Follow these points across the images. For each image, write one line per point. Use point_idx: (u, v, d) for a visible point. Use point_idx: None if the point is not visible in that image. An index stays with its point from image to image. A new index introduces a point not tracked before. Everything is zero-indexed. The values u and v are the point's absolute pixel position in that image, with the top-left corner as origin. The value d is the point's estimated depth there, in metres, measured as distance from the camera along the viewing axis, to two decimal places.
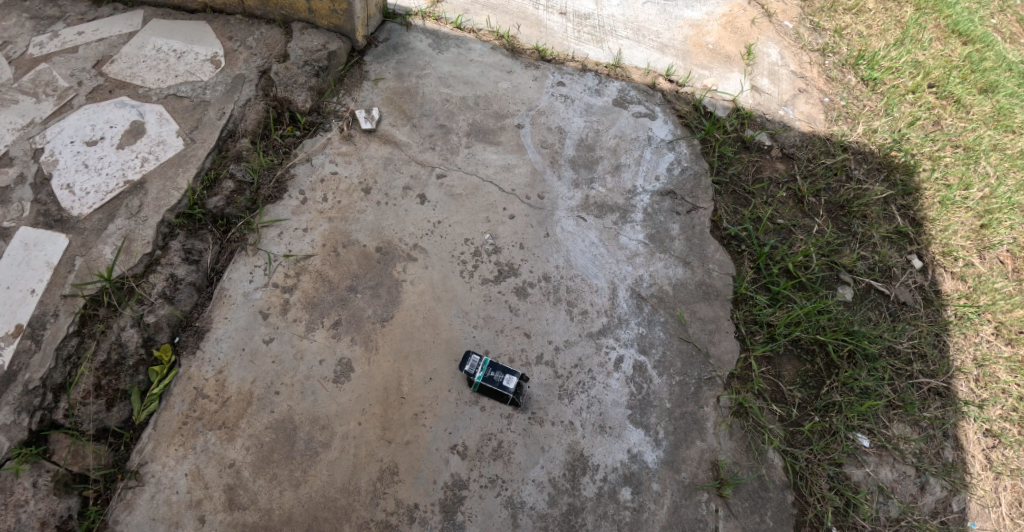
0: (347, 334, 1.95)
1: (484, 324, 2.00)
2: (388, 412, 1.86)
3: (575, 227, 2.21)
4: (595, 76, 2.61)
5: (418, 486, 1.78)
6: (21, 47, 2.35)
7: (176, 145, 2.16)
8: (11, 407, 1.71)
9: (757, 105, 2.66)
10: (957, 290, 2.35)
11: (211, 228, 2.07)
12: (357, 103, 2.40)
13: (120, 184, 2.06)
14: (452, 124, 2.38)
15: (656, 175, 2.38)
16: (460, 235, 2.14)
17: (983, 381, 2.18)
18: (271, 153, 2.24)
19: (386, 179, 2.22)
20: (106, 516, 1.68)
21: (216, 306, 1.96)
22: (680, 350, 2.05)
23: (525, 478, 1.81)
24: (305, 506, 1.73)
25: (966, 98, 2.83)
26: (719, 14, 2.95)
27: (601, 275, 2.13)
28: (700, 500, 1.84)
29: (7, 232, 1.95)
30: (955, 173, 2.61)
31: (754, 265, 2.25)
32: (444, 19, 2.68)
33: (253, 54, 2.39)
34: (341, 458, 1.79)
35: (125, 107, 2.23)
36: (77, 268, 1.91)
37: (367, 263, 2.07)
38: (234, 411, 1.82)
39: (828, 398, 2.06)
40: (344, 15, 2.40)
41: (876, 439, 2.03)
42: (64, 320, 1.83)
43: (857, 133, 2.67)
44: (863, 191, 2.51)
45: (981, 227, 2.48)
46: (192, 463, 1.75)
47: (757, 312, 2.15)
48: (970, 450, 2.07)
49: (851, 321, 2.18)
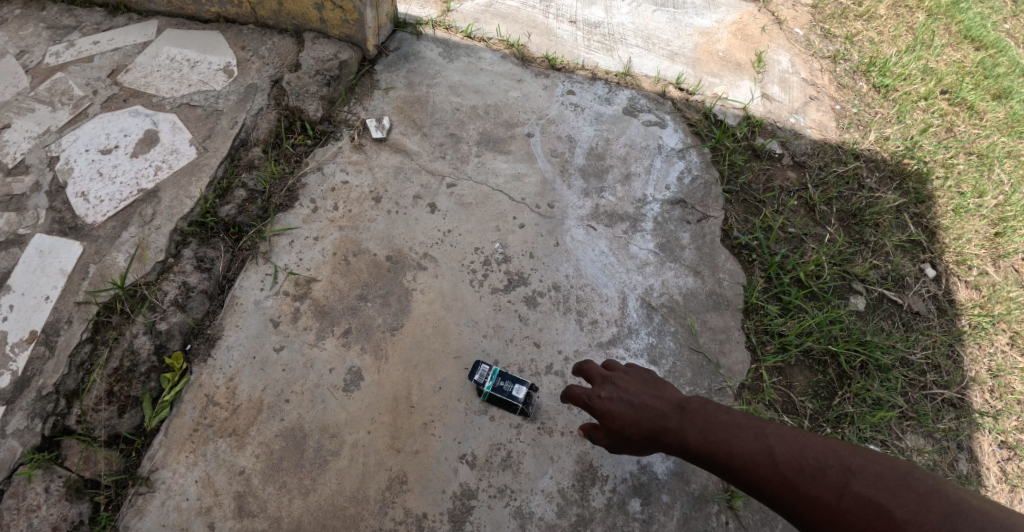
0: (357, 343, 1.96)
1: (493, 334, 2.00)
2: (397, 422, 1.86)
3: (584, 236, 2.21)
4: (605, 84, 2.60)
5: (426, 495, 1.78)
6: (38, 56, 2.39)
7: (188, 154, 2.18)
8: (25, 412, 1.73)
9: (767, 113, 2.65)
10: (971, 299, 2.33)
11: (222, 236, 2.08)
12: (368, 113, 2.40)
13: (133, 192, 2.08)
14: (461, 132, 2.39)
15: (666, 184, 2.37)
16: (470, 244, 2.15)
17: (998, 392, 2.16)
18: (282, 161, 2.24)
19: (397, 188, 2.23)
20: (116, 522, 1.69)
21: (228, 314, 1.96)
22: (690, 360, 2.04)
23: (534, 488, 1.81)
24: (314, 515, 1.74)
25: (980, 104, 2.80)
26: (730, 21, 2.94)
27: (611, 284, 2.13)
28: (710, 512, 1.83)
29: (23, 239, 1.98)
30: (969, 180, 2.58)
31: (764, 275, 2.24)
32: (455, 28, 2.68)
33: (265, 64, 2.41)
34: (350, 467, 1.80)
35: (139, 116, 2.25)
36: (91, 276, 1.93)
37: (377, 271, 2.07)
38: (245, 418, 1.83)
39: (840, 410, 2.04)
40: (355, 25, 2.41)
41: (889, 451, 2.01)
42: (77, 327, 1.85)
43: (869, 140, 2.64)
44: (875, 199, 2.48)
45: (995, 236, 2.46)
46: (202, 470, 1.76)
47: (768, 322, 2.14)
48: (985, 463, 2.04)
49: (863, 332, 2.17)
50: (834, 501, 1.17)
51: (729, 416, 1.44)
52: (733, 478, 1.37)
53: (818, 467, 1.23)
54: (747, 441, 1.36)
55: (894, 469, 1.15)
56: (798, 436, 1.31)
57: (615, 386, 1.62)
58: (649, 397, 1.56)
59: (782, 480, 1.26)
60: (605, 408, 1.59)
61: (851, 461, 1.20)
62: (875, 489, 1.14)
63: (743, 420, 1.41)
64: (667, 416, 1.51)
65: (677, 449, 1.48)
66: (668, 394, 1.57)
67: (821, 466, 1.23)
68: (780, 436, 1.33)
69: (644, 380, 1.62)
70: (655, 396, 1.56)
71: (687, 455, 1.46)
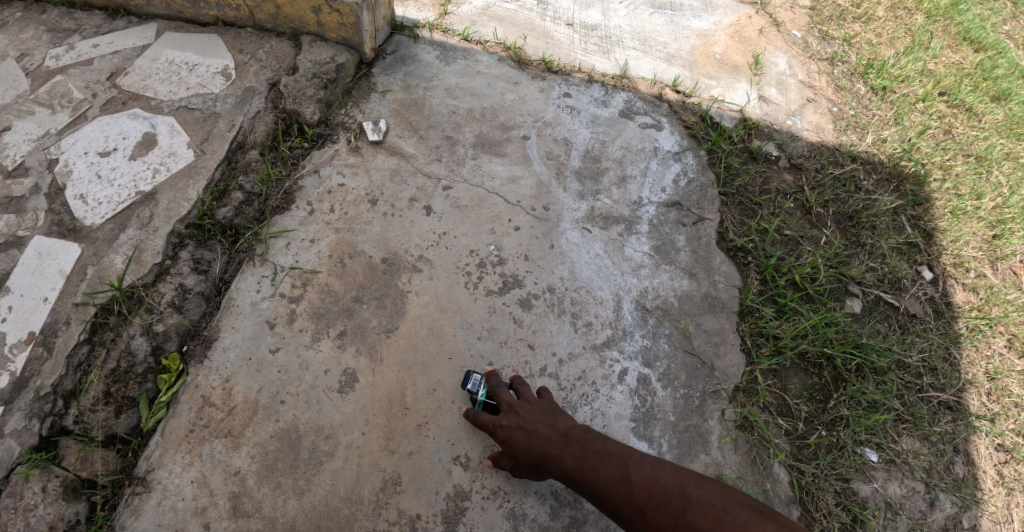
0: (352, 344, 1.97)
1: (488, 336, 2.01)
2: (391, 423, 1.87)
3: (580, 239, 2.21)
4: (601, 87, 2.61)
5: (420, 497, 1.79)
6: (38, 59, 2.41)
7: (186, 156, 2.19)
8: (22, 413, 1.75)
9: (764, 115, 2.65)
10: (968, 302, 2.32)
11: (219, 238, 2.09)
12: (365, 115, 2.42)
13: (131, 194, 2.10)
14: (458, 135, 2.39)
15: (662, 187, 2.37)
16: (465, 246, 2.15)
17: (995, 395, 2.15)
18: (279, 164, 2.25)
19: (393, 191, 2.24)
20: (112, 522, 1.71)
21: (224, 316, 1.98)
22: (685, 363, 2.04)
23: (527, 490, 1.82)
24: (309, 515, 1.75)
25: (979, 106, 2.80)
26: (727, 23, 2.94)
27: (606, 287, 2.13)
28: None
29: (22, 241, 1.99)
30: (967, 183, 2.58)
31: (760, 277, 2.24)
32: (452, 31, 2.69)
33: (263, 67, 2.42)
34: (345, 468, 1.81)
35: (138, 118, 2.27)
36: (89, 277, 1.94)
37: (373, 274, 2.08)
38: (240, 419, 1.84)
39: (835, 413, 2.04)
40: (352, 29, 2.42)
41: (884, 453, 2.01)
42: (75, 328, 1.86)
43: (866, 143, 2.64)
44: (872, 201, 2.48)
45: (993, 238, 2.45)
46: (198, 470, 1.77)
47: (763, 325, 2.14)
48: (981, 466, 2.03)
49: (859, 334, 2.17)
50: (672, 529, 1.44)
51: (604, 446, 1.65)
52: (597, 501, 1.60)
53: (666, 497, 1.49)
54: (616, 478, 1.57)
55: (722, 504, 1.43)
56: (652, 468, 1.57)
57: (516, 413, 1.74)
58: (541, 426, 1.71)
59: (635, 507, 1.51)
60: (502, 434, 1.72)
61: (693, 493, 1.48)
62: (704, 518, 1.41)
63: (613, 450, 1.64)
64: (553, 446, 1.67)
65: (554, 474, 1.67)
66: (560, 422, 1.73)
67: (668, 497, 1.49)
68: (640, 467, 1.58)
69: (542, 409, 1.76)
70: (547, 423, 1.72)
71: (562, 479, 1.66)
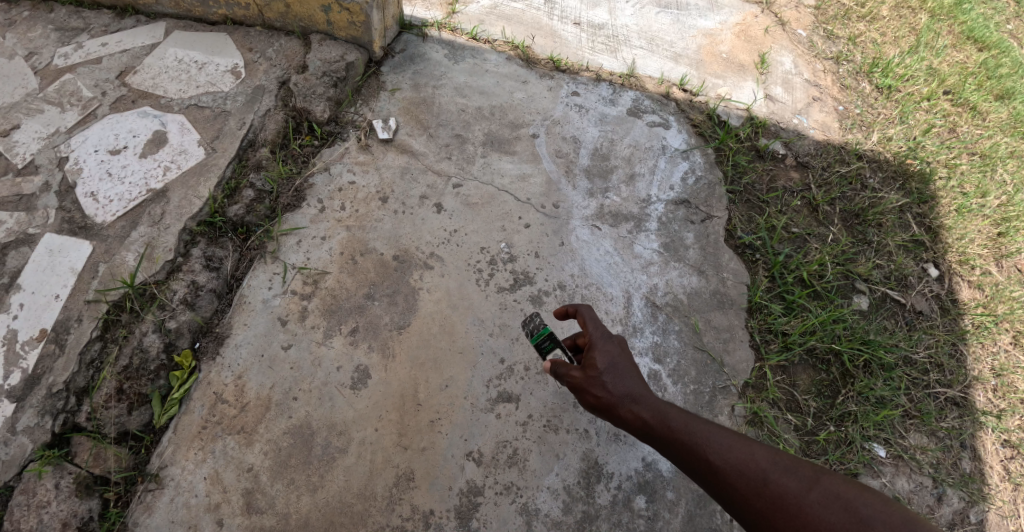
0: (364, 341, 1.98)
1: (499, 333, 2.02)
2: (404, 419, 1.88)
3: (589, 236, 2.23)
4: (609, 85, 2.62)
5: (433, 492, 1.79)
6: (47, 58, 2.42)
7: (196, 155, 2.20)
8: (35, 410, 1.75)
9: (771, 114, 2.66)
10: (974, 299, 2.34)
11: (231, 235, 2.10)
12: (374, 113, 2.43)
13: (142, 192, 2.10)
14: (467, 133, 2.40)
15: (670, 185, 2.38)
16: (475, 243, 2.16)
17: (1001, 391, 2.17)
18: (290, 162, 2.26)
19: (403, 188, 2.25)
20: (125, 518, 1.71)
21: (236, 313, 1.98)
22: (695, 359, 2.05)
23: (540, 485, 1.82)
24: (322, 511, 1.75)
25: (983, 105, 2.82)
26: (733, 23, 2.96)
27: (616, 284, 2.14)
28: (714, 510, 1.84)
29: (33, 238, 2.00)
30: (972, 180, 2.59)
31: (768, 274, 2.25)
32: (460, 30, 2.70)
33: (272, 66, 2.43)
34: (358, 464, 1.81)
35: (148, 117, 2.27)
36: (101, 275, 1.95)
37: (384, 271, 2.09)
38: (253, 416, 1.85)
39: (843, 408, 2.05)
40: (361, 27, 2.43)
41: (893, 449, 2.02)
42: (87, 325, 1.87)
43: (872, 141, 2.66)
44: (878, 199, 2.49)
45: (998, 236, 2.47)
46: (211, 467, 1.78)
47: (772, 321, 2.15)
48: (988, 461, 2.05)
49: (867, 331, 2.18)
50: (803, 493, 1.28)
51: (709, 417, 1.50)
52: (699, 461, 1.41)
53: (792, 465, 1.34)
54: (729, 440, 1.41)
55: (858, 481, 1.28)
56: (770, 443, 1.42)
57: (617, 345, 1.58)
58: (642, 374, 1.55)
59: (754, 466, 1.35)
60: (598, 350, 1.56)
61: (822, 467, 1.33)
62: (844, 489, 1.25)
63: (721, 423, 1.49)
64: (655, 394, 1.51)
65: (649, 422, 1.48)
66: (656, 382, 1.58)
67: (796, 465, 1.34)
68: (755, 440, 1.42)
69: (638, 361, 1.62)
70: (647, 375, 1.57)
71: (656, 430, 1.47)
